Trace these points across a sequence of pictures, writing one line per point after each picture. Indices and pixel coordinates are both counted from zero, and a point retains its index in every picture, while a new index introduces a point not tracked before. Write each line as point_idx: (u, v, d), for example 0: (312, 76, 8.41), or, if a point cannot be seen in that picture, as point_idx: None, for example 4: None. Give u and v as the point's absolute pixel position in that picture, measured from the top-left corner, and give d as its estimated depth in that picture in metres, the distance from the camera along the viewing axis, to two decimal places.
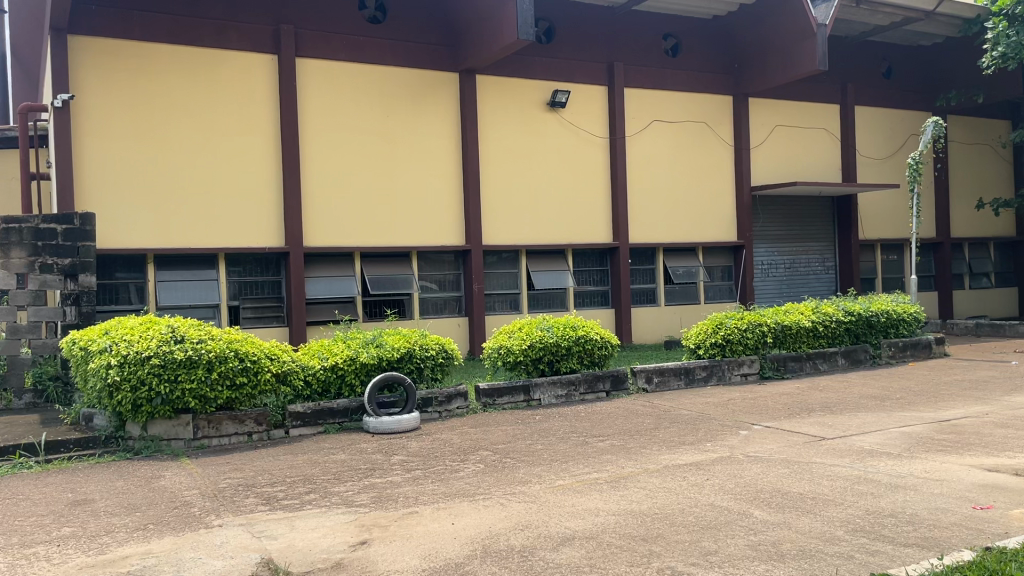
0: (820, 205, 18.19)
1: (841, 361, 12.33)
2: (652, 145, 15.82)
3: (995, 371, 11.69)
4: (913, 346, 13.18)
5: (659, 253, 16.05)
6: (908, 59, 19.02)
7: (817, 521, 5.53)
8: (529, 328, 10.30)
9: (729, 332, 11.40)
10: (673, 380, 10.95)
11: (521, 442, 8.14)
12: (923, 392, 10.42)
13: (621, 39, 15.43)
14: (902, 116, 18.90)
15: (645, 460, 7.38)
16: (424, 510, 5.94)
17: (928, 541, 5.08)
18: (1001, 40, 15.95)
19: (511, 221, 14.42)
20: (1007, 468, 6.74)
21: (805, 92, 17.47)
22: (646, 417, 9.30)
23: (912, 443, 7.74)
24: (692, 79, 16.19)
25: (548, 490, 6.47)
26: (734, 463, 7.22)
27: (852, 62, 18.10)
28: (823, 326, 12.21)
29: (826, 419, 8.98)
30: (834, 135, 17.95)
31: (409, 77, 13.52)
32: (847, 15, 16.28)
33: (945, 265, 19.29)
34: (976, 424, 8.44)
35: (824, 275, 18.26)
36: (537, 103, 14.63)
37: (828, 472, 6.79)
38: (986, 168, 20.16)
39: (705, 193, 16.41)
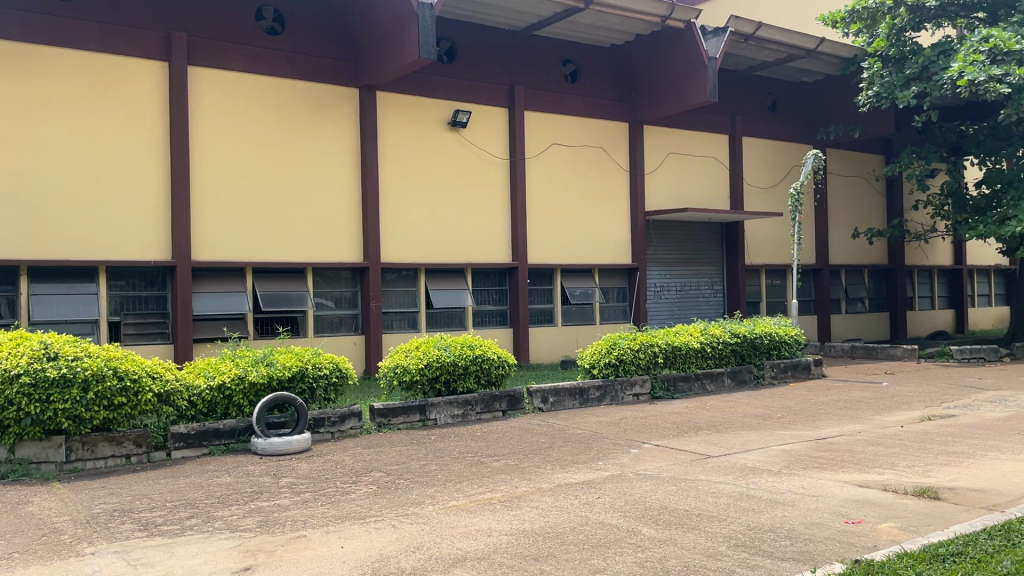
0: (710, 230, 18.89)
1: (727, 381, 12.79)
2: (551, 168, 16.08)
3: (867, 392, 12.37)
4: (793, 367, 13.81)
5: (557, 274, 16.25)
6: (791, 95, 20.06)
7: (701, 537, 5.71)
8: (426, 347, 10.25)
9: (623, 352, 11.64)
10: (568, 400, 11.09)
11: (415, 463, 8.06)
12: (802, 411, 10.92)
13: (522, 62, 15.68)
14: (786, 148, 19.88)
15: (538, 479, 7.44)
16: (313, 534, 5.80)
17: (804, 555, 5.30)
18: (876, 80, 17.01)
19: (410, 238, 14.34)
20: (877, 484, 7.13)
21: (697, 122, 18.17)
22: (540, 436, 9.37)
23: (792, 460, 8.09)
24: (590, 104, 16.57)
25: (440, 510, 6.43)
26: (624, 481, 7.37)
27: (740, 95, 18.96)
28: (711, 347, 12.65)
29: (712, 438, 9.28)
30: (723, 163, 18.70)
31: (307, 91, 13.32)
32: (735, 50, 17.04)
33: (823, 290, 20.33)
34: (850, 442, 8.90)
35: (713, 298, 18.94)
36: (438, 122, 14.65)
37: (711, 489, 7.02)
38: (862, 199, 21.41)
39: (602, 216, 16.79)
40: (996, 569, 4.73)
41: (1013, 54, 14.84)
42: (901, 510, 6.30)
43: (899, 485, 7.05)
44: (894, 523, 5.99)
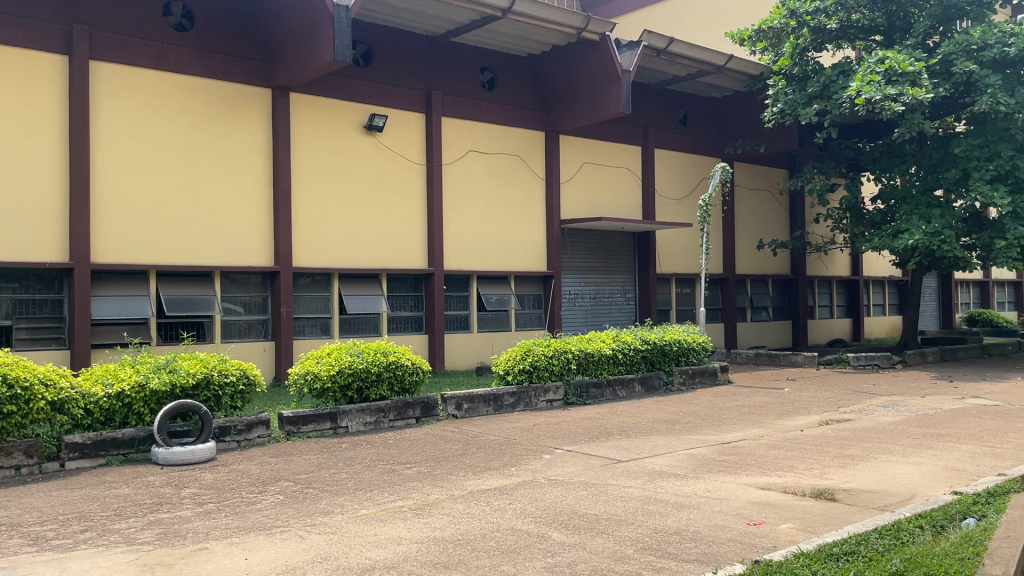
0: (623, 239, 19.25)
1: (637, 387, 13.05)
2: (468, 174, 16.08)
3: (770, 398, 12.81)
4: (700, 374, 14.19)
5: (473, 281, 16.25)
6: (701, 109, 20.66)
7: (609, 541, 5.80)
8: (339, 353, 10.09)
9: (537, 359, 11.72)
10: (482, 406, 11.09)
11: (324, 472, 7.91)
12: (708, 416, 11.23)
13: (439, 68, 15.66)
14: (696, 160, 20.44)
15: (450, 486, 7.42)
16: (215, 546, 5.63)
17: (707, 557, 5.45)
18: (780, 97, 17.71)
19: (323, 243, 14.10)
20: (777, 486, 7.40)
21: (611, 133, 18.50)
22: (454, 443, 9.35)
23: (698, 464, 8.31)
24: (507, 112, 16.67)
25: (349, 519, 6.33)
26: (535, 486, 7.43)
27: (653, 108, 19.42)
28: (622, 354, 12.88)
29: (622, 443, 9.45)
30: (636, 174, 19.09)
31: (217, 91, 12.97)
32: (649, 63, 17.45)
33: (730, 299, 20.98)
34: (753, 446, 9.21)
35: (625, 306, 19.30)
36: (353, 126, 14.49)
37: (620, 493, 7.15)
38: (767, 212, 22.21)
39: (518, 224, 16.89)
40: (886, 567, 4.96)
41: (906, 76, 15.63)
42: (800, 511, 6.55)
43: (798, 487, 7.33)
44: (793, 524, 6.22)
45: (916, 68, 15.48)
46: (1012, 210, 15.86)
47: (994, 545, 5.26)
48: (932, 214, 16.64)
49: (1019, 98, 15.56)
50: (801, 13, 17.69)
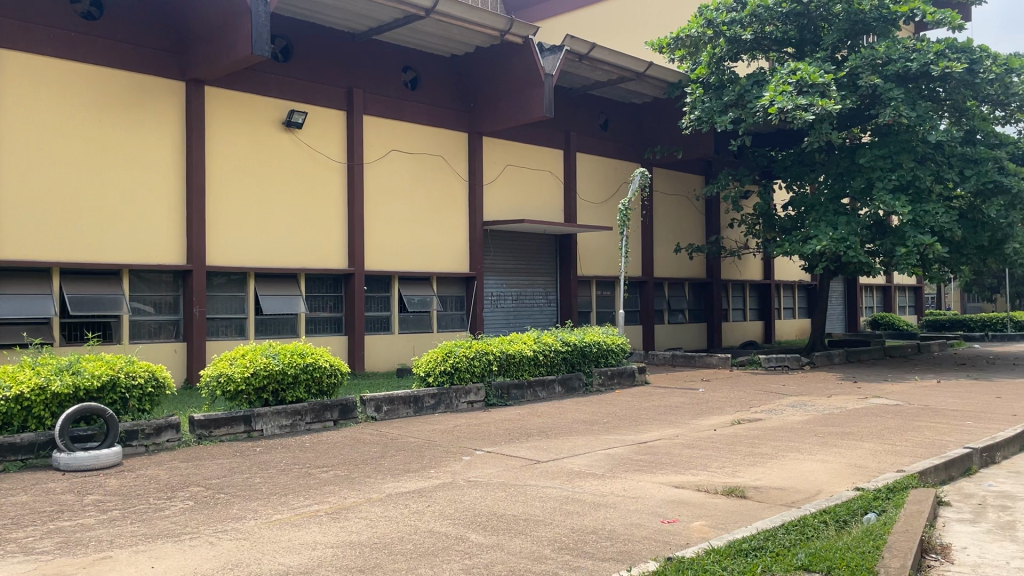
0: (545, 242, 19.39)
1: (557, 388, 13.16)
2: (390, 174, 15.93)
3: (685, 398, 13.10)
4: (619, 375, 14.41)
5: (394, 281, 16.12)
6: (621, 115, 21.00)
7: (527, 541, 5.83)
8: (254, 354, 9.86)
9: (458, 360, 11.66)
10: (402, 408, 10.99)
11: (237, 476, 7.71)
12: (626, 416, 11.42)
13: (360, 66, 15.48)
14: (616, 165, 20.76)
15: (368, 490, 7.32)
16: (120, 554, 5.42)
17: (623, 555, 5.54)
18: (698, 104, 18.10)
19: (239, 241, 13.75)
20: (691, 484, 7.57)
21: (534, 136, 18.62)
22: (372, 446, 9.24)
23: (615, 464, 8.43)
24: (429, 112, 16.59)
25: (263, 525, 6.19)
26: (454, 488, 7.41)
27: (574, 112, 19.64)
28: (543, 356, 12.97)
29: (541, 443, 9.52)
30: (558, 177, 19.26)
31: (127, 83, 12.50)
32: (571, 68, 17.63)
33: (648, 301, 21.37)
34: (668, 445, 9.41)
35: (546, 308, 19.44)
36: (272, 122, 14.19)
37: (539, 493, 7.20)
38: (684, 217, 22.73)
39: (439, 225, 16.82)
40: (792, 561, 5.13)
41: (816, 87, 16.23)
42: (711, 509, 6.72)
43: (711, 485, 7.52)
44: (706, 521, 6.37)
45: (825, 80, 16.08)
46: (912, 219, 16.62)
47: (893, 539, 5.50)
48: (838, 221, 17.31)
49: (920, 111, 16.30)
50: (717, 23, 18.23)
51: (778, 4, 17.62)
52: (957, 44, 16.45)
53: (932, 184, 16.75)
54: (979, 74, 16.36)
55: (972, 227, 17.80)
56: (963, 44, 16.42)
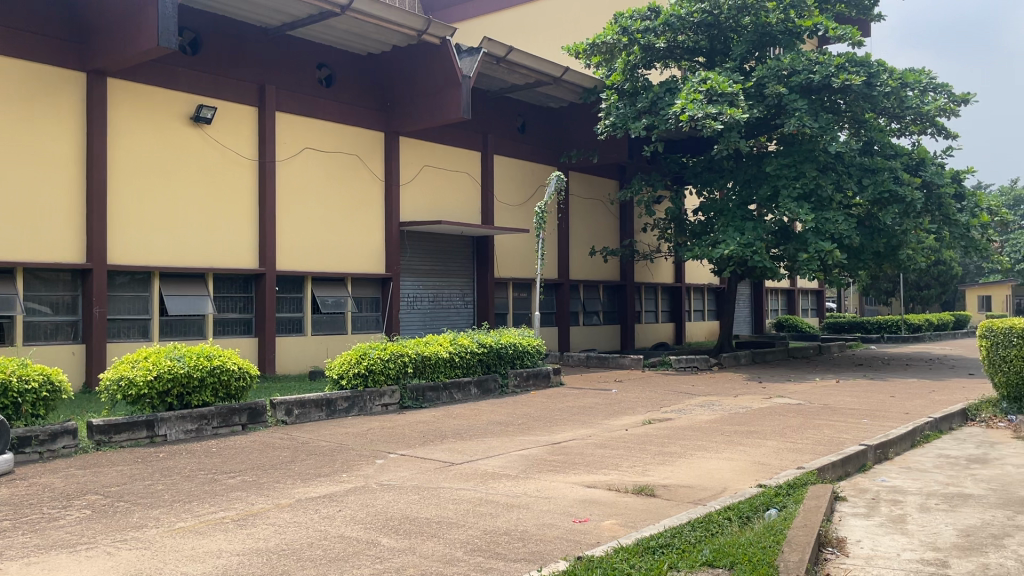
0: (462, 243, 19.38)
1: (473, 390, 13.15)
2: (303, 172, 15.63)
3: (598, 399, 13.28)
4: (534, 376, 14.50)
5: (307, 282, 15.83)
6: (538, 119, 21.17)
7: (440, 544, 5.81)
8: (157, 357, 9.52)
9: (373, 363, 11.52)
10: (313, 411, 10.78)
11: (138, 484, 7.42)
12: (540, 417, 11.50)
13: (273, 61, 15.14)
14: (533, 168, 20.91)
15: (277, 495, 7.15)
16: (10, 567, 5.14)
17: (534, 555, 5.58)
18: (612, 110, 18.43)
19: (144, 239, 13.26)
20: (603, 484, 7.69)
21: (451, 138, 18.58)
22: (282, 450, 9.04)
23: (528, 465, 8.48)
24: (344, 110, 16.36)
25: (165, 533, 5.97)
26: (367, 492, 7.31)
27: (492, 115, 19.69)
28: (458, 357, 12.94)
29: (456, 445, 9.49)
30: (475, 179, 19.27)
31: (23, 72, 11.89)
32: (488, 70, 17.69)
33: (564, 303, 21.59)
34: (581, 446, 9.53)
35: (463, 309, 19.42)
36: (179, 117, 13.74)
37: (452, 496, 7.18)
38: (599, 220, 23.07)
39: (355, 225, 16.59)
40: (696, 557, 5.27)
41: (725, 96, 16.71)
42: (622, 507, 6.84)
43: (622, 485, 7.65)
44: (616, 520, 6.48)
45: (733, 90, 16.58)
46: (814, 225, 17.31)
47: (792, 533, 5.71)
48: (745, 226, 17.86)
49: (822, 122, 17.01)
50: (632, 31, 18.55)
51: (690, 14, 18.12)
52: (856, 58, 17.23)
53: (832, 193, 17.49)
54: (876, 88, 17.17)
55: (869, 234, 18.62)
56: (862, 58, 17.20)
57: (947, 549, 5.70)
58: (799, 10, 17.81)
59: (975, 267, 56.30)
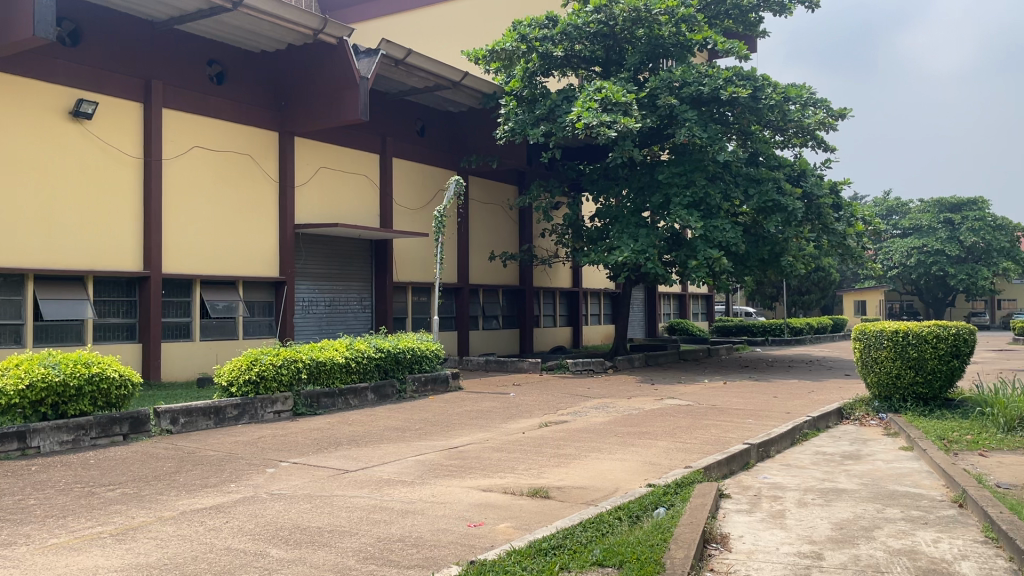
0: (359, 247, 19.13)
1: (370, 396, 12.97)
2: (192, 171, 15.08)
3: (496, 403, 13.34)
4: (432, 381, 14.44)
5: (196, 285, 15.27)
6: (437, 123, 21.14)
7: (330, 553, 5.71)
8: (30, 364, 8.99)
9: (264, 368, 11.26)
10: (201, 420, 10.41)
11: (7, 499, 6.98)
12: (438, 422, 11.46)
13: (161, 56, 14.58)
14: (433, 172, 20.85)
15: (160, 508, 6.86)
16: None
17: (428, 561, 5.56)
18: (511, 116, 18.43)
19: (16, 239, 12.48)
20: (498, 487, 7.73)
21: (349, 139, 18.32)
22: (167, 460, 8.69)
23: (424, 470, 8.43)
24: (236, 109, 15.90)
25: (36, 551, 5.64)
26: (256, 502, 7.11)
27: (391, 118, 19.54)
28: (355, 363, 12.76)
29: (351, 452, 9.35)
30: (374, 182, 19.06)
31: None
32: (387, 73, 17.55)
33: (463, 307, 21.59)
34: (478, 450, 9.55)
35: (360, 314, 19.16)
36: (57, 111, 13.02)
37: (345, 504, 7.06)
38: (498, 225, 23.20)
39: (247, 227, 16.12)
40: (587, 558, 5.36)
41: (619, 106, 17.08)
42: (516, 510, 6.88)
43: (517, 487, 7.71)
44: (510, 523, 6.52)
45: (627, 100, 16.97)
46: (703, 233, 17.93)
47: (679, 531, 5.89)
48: (639, 233, 18.33)
49: (710, 133, 17.64)
50: (530, 38, 18.85)
51: (586, 24, 18.46)
52: (743, 72, 17.95)
53: (720, 202, 18.16)
54: (761, 101, 17.93)
55: (754, 242, 19.45)
56: (748, 72, 17.94)
57: (822, 542, 6.00)
58: (690, 24, 18.45)
59: (851, 274, 59.62)
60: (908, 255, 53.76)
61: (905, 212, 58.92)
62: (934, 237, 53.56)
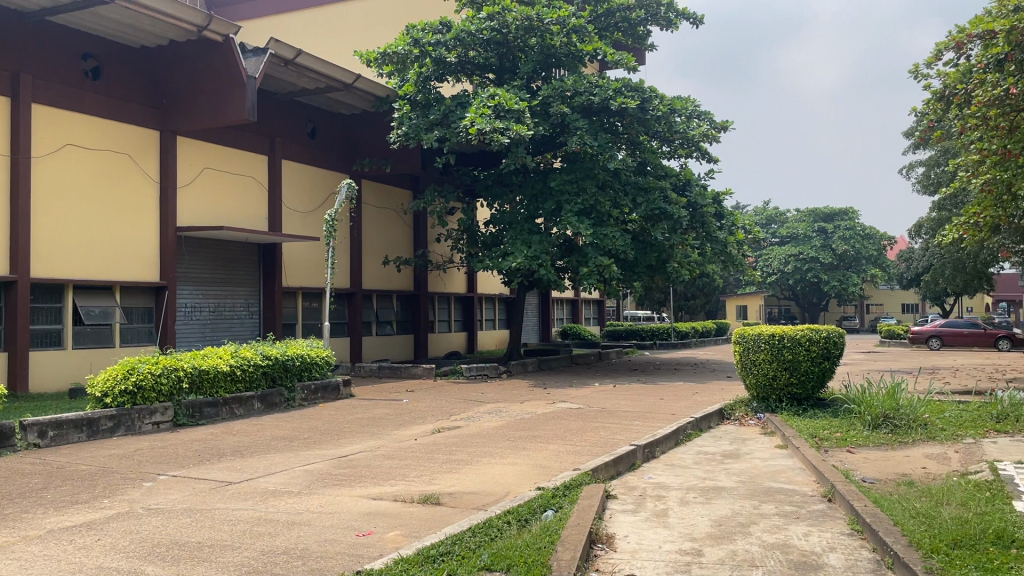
0: (246, 252, 18.58)
1: (256, 404, 12.62)
2: (65, 170, 14.29)
3: (388, 410, 13.20)
4: (322, 389, 14.17)
5: (68, 290, 14.47)
6: (328, 125, 20.79)
7: (211, 569, 5.50)
8: None
9: (142, 378, 10.77)
10: (72, 433, 9.86)
11: None
12: (327, 430, 11.24)
13: (29, 47, 13.75)
14: (324, 175, 20.48)
15: (24, 527, 6.45)
16: None
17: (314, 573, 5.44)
18: (405, 120, 18.27)
19: None
20: (388, 495, 7.65)
21: (235, 140, 17.78)
22: (33, 477, 8.17)
23: (312, 480, 8.26)
24: (114, 106, 15.17)
25: None
26: (131, 518, 6.79)
27: (280, 119, 19.08)
28: (240, 371, 12.36)
29: (235, 463, 9.05)
30: (262, 184, 18.55)
31: None
32: (275, 73, 17.14)
33: (355, 313, 21.27)
34: (367, 457, 9.43)
35: (247, 320, 18.61)
36: None
37: (228, 517, 6.83)
38: (392, 230, 23.00)
39: (125, 229, 15.39)
40: (475, 563, 5.36)
41: (512, 113, 17.27)
42: (406, 518, 6.82)
43: (407, 495, 7.65)
44: (399, 531, 6.46)
45: (520, 107, 17.19)
46: (594, 240, 18.30)
47: (566, 532, 5.99)
48: (532, 239, 18.54)
49: (601, 142, 18.03)
50: (424, 43, 18.67)
51: (479, 31, 18.52)
52: (632, 83, 18.46)
53: (610, 210, 18.59)
54: (649, 112, 18.48)
55: (642, 248, 19.89)
56: (636, 84, 18.45)
57: (702, 539, 6.21)
58: (581, 35, 18.92)
59: (734, 280, 62.15)
60: (786, 262, 56.52)
61: (783, 221, 61.83)
62: (809, 245, 56.53)
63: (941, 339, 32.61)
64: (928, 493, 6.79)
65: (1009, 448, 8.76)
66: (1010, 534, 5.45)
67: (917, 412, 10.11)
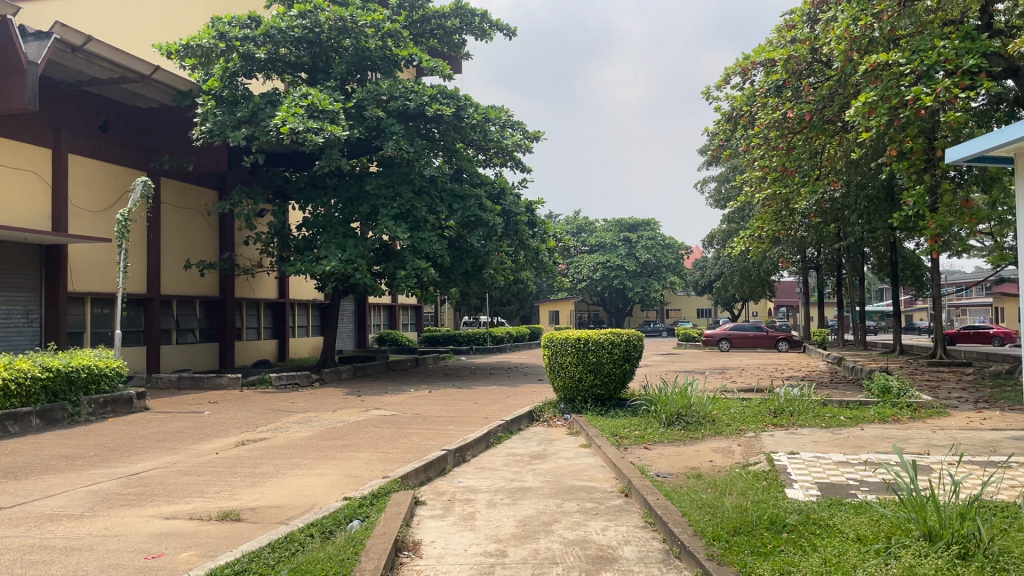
0: (26, 254, 16.90)
1: (34, 421, 11.49)
2: None
3: (187, 423, 12.46)
4: (112, 402, 13.17)
5: None
6: (122, 119, 19.39)
7: None
8: None
9: None
10: None
11: None
12: (117, 447, 10.43)
13: None
14: (118, 173, 19.07)
15: None
16: None
17: None
18: (209, 117, 17.19)
19: None
20: (183, 513, 7.20)
21: (13, 130, 16.13)
22: None
23: (98, 501, 7.63)
24: None
25: None
26: None
27: (66, 110, 17.54)
28: (15, 384, 11.20)
29: (7, 486, 8.18)
30: (44, 180, 16.97)
31: None
32: (61, 59, 15.73)
33: (153, 320, 19.94)
34: (162, 474, 8.85)
35: (26, 329, 16.92)
36: None
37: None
38: (195, 232, 21.76)
39: None
40: None
41: (325, 113, 16.92)
42: (202, 537, 6.45)
43: (204, 512, 7.24)
44: (194, 551, 6.10)
45: (334, 108, 16.86)
46: (410, 245, 18.23)
47: (371, 542, 5.89)
48: (346, 244, 18.16)
49: (416, 147, 18.07)
50: (230, 37, 17.83)
51: (290, 28, 18.00)
52: (447, 91, 18.56)
53: (426, 215, 18.60)
54: (464, 120, 18.63)
55: (458, 255, 20.09)
56: (451, 91, 18.57)
57: (506, 540, 6.33)
58: (396, 39, 18.89)
59: (547, 287, 64.14)
60: (595, 269, 59.13)
61: (592, 230, 64.56)
62: (616, 254, 59.46)
63: (730, 340, 35.36)
64: (713, 485, 7.30)
65: (783, 440, 9.62)
66: (781, 519, 5.96)
67: (706, 410, 10.87)
